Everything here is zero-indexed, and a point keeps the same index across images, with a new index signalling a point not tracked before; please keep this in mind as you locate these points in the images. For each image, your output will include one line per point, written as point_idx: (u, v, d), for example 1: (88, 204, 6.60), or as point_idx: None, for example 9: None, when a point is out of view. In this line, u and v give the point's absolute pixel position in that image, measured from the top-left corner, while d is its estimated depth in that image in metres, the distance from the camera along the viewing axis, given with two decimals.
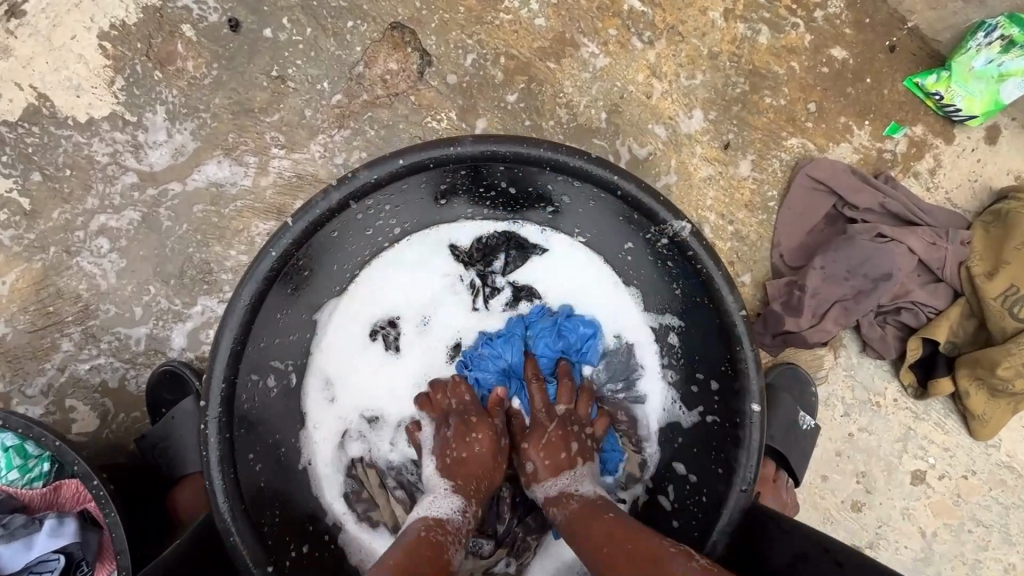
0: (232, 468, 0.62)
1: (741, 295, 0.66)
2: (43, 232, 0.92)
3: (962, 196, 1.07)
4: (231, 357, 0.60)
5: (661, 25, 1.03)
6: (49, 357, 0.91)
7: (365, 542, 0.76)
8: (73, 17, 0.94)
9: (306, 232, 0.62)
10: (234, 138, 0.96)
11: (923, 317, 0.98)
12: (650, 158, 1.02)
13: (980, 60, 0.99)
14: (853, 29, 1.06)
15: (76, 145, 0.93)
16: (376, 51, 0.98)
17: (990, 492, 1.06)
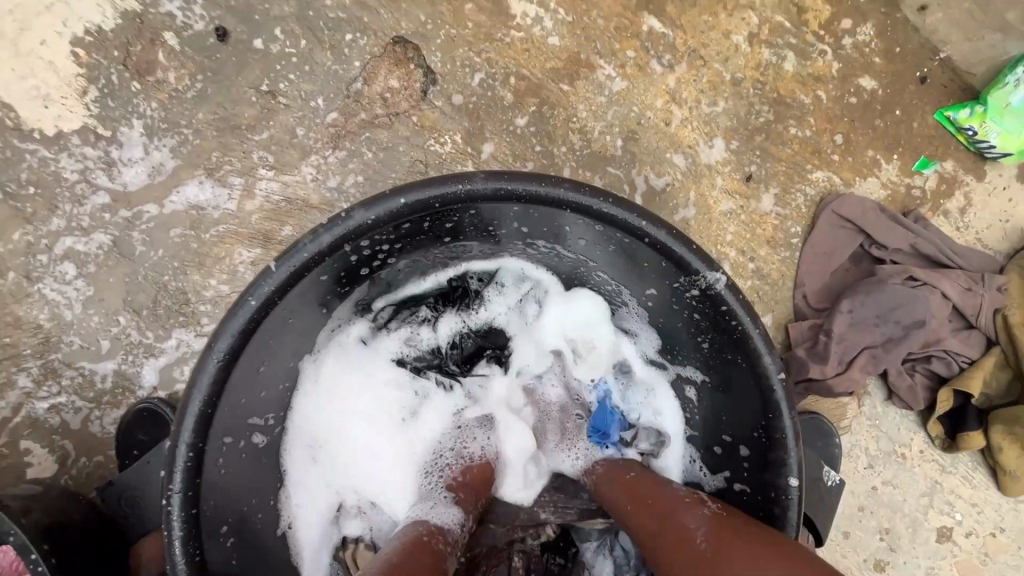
0: (197, 544, 0.54)
1: (780, 355, 0.59)
2: (1, 255, 0.83)
3: (994, 237, 1.02)
4: (201, 418, 0.53)
5: (681, 48, 0.96)
6: (3, 394, 0.82)
7: None
8: (44, 20, 0.86)
9: (291, 277, 0.55)
10: (218, 157, 0.88)
11: (954, 367, 0.92)
12: (667, 189, 0.95)
13: (1017, 96, 0.93)
14: (883, 57, 1.00)
15: (42, 161, 0.85)
16: (376, 67, 0.91)
17: (1018, 552, 1.00)
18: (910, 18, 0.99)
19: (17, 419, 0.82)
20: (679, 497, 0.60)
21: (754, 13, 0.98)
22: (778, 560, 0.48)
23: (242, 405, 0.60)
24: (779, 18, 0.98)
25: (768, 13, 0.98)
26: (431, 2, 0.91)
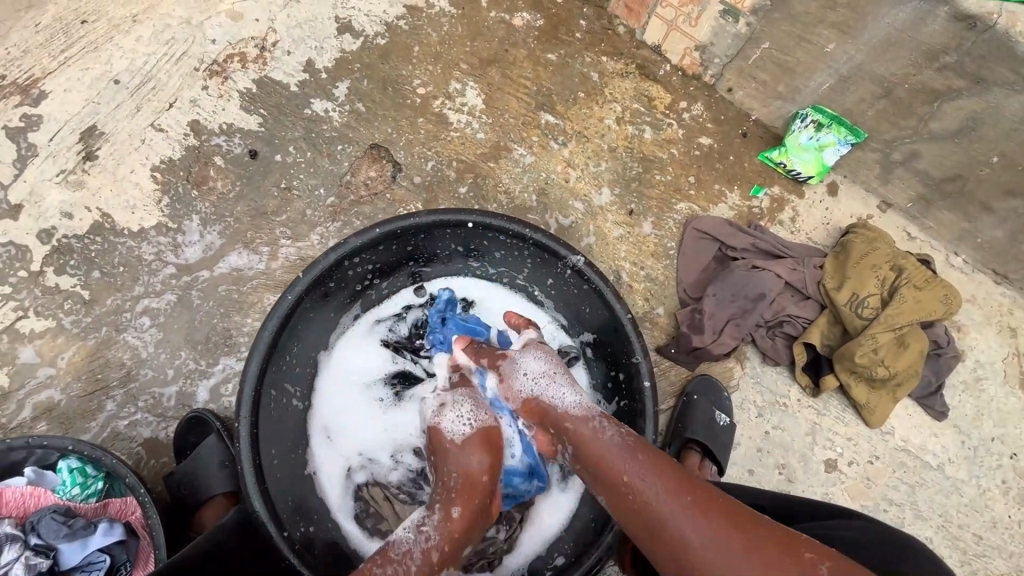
0: (256, 459, 0.83)
1: (625, 302, 0.94)
2: (98, 315, 1.17)
3: (820, 235, 1.39)
4: (257, 375, 0.85)
5: (570, 131, 1.39)
6: (95, 416, 1.11)
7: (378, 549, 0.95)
8: (134, 157, 1.27)
9: (309, 284, 0.90)
10: (252, 235, 1.24)
11: (799, 327, 1.25)
12: (573, 225, 1.33)
13: (803, 137, 1.36)
14: (713, 123, 1.43)
15: (129, 249, 1.21)
16: (359, 165, 1.32)
17: (895, 474, 1.25)
18: (725, 96, 1.43)
19: (105, 434, 1.10)
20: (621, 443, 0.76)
21: (618, 103, 1.42)
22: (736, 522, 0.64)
23: (280, 374, 0.91)
24: (636, 105, 1.42)
25: (627, 102, 1.42)
26: (394, 120, 1.35)
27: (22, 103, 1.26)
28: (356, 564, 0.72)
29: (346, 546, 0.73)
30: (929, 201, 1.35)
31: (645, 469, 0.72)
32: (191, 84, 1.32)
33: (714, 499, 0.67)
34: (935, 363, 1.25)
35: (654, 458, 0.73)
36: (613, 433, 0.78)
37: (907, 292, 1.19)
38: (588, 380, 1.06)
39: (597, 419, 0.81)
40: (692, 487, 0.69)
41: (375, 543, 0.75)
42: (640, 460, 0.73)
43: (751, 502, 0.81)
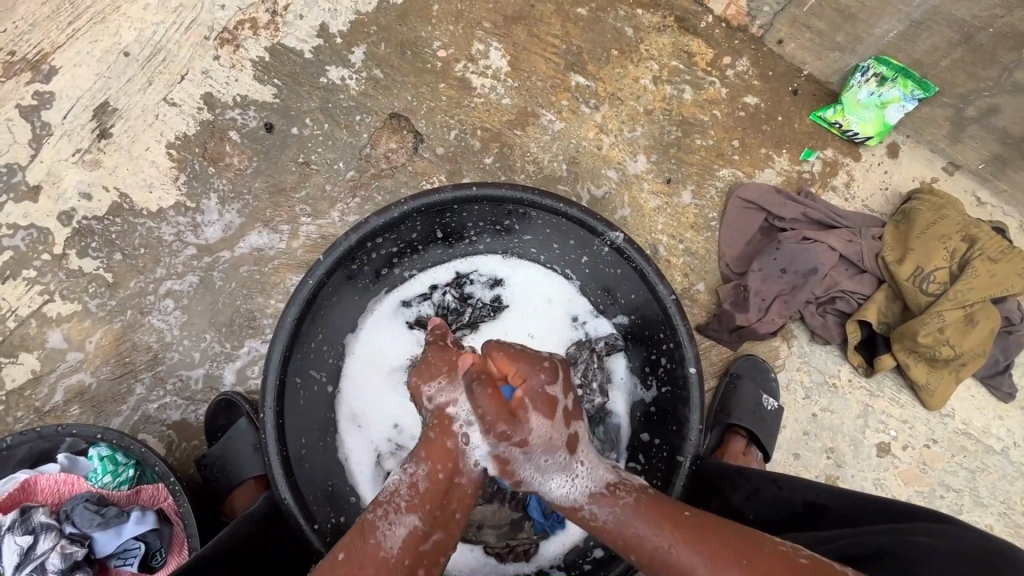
0: (283, 449, 0.80)
1: (669, 283, 0.86)
2: (123, 299, 1.15)
3: (877, 202, 1.27)
4: (279, 363, 0.81)
5: (603, 94, 1.29)
6: (126, 399, 1.11)
7: None
8: (149, 134, 1.22)
9: (329, 268, 0.84)
10: (271, 213, 1.20)
11: (854, 304, 1.15)
12: (606, 196, 1.24)
13: (863, 93, 1.22)
14: (760, 80, 1.30)
15: (149, 230, 1.18)
16: (379, 136, 1.25)
17: (953, 459, 1.17)
18: (774, 49, 1.30)
19: (136, 418, 1.10)
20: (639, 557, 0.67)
21: (655, 61, 1.30)
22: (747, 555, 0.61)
23: (305, 360, 0.87)
24: (675, 62, 1.30)
25: (665, 59, 1.30)
26: (414, 86, 1.26)
27: (32, 79, 1.22)
28: (399, 508, 0.70)
29: (390, 497, 0.71)
30: (1005, 161, 1.21)
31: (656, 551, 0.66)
32: (201, 55, 1.26)
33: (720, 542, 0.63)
34: (1005, 341, 1.15)
35: (661, 532, 0.66)
36: (607, 511, 0.71)
37: (981, 265, 1.08)
38: (625, 364, 1.00)
39: (586, 504, 0.73)
40: (702, 533, 0.65)
41: (422, 485, 0.72)
42: (657, 526, 0.67)
43: (812, 497, 0.75)
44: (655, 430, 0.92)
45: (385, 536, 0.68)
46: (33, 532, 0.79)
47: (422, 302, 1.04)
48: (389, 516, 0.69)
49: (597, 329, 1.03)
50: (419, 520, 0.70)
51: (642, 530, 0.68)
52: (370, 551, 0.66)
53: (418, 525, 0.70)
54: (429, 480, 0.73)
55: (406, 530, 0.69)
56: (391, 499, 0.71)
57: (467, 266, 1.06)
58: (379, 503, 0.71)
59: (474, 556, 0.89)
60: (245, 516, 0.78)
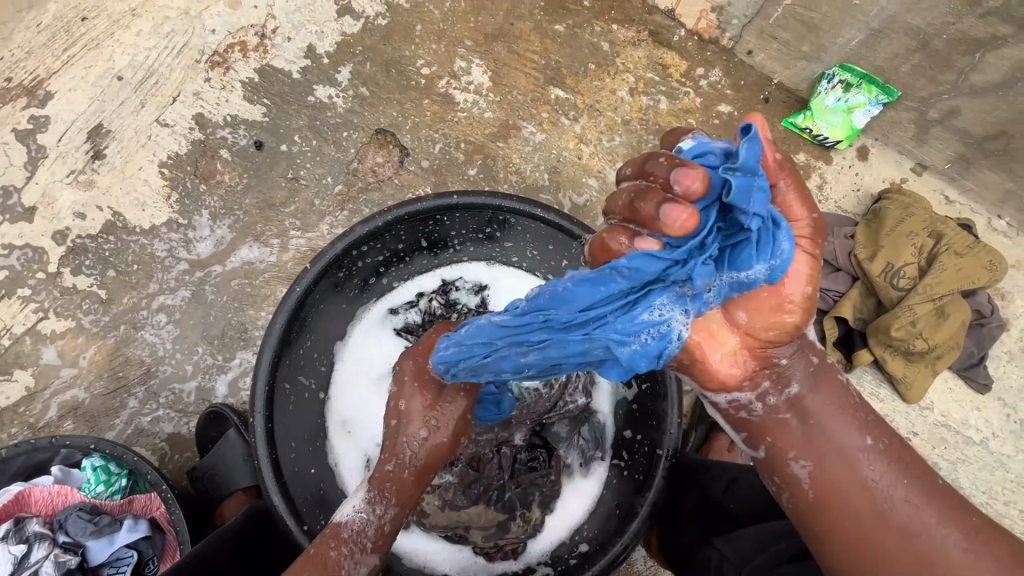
0: (273, 452, 0.83)
1: None
2: (116, 314, 1.17)
3: (850, 203, 1.31)
4: (269, 369, 0.83)
5: (581, 106, 1.33)
6: (119, 413, 1.12)
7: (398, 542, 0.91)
8: (141, 154, 1.26)
9: (317, 276, 0.87)
10: (261, 227, 1.23)
11: (830, 301, 1.19)
12: (587, 203, 1.28)
13: (830, 99, 1.28)
14: (732, 89, 1.36)
15: (142, 246, 1.21)
16: (366, 151, 1.29)
17: (934, 451, 1.19)
18: (745, 59, 1.36)
19: (129, 431, 1.12)
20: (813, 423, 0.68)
21: (631, 73, 1.35)
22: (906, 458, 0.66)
23: (294, 366, 0.90)
24: (650, 74, 1.35)
25: (641, 72, 1.36)
26: (400, 103, 1.31)
27: (28, 104, 1.26)
28: (365, 550, 0.70)
29: (356, 536, 0.71)
30: (969, 161, 1.26)
31: (869, 447, 0.66)
32: (193, 77, 1.30)
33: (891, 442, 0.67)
34: (978, 334, 1.19)
35: (860, 427, 0.67)
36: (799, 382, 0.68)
37: (947, 260, 1.12)
38: None
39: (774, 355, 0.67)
40: (880, 430, 0.68)
41: (388, 529, 0.73)
42: (864, 426, 0.68)
43: None
44: (637, 427, 0.93)
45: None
46: (27, 541, 0.81)
47: (408, 309, 1.06)
48: (355, 557, 0.69)
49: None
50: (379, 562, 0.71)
51: (838, 412, 0.68)
52: None
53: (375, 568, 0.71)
54: (394, 523, 0.74)
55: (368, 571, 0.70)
56: (360, 539, 0.71)
57: (451, 274, 1.08)
58: (341, 545, 0.70)
59: (463, 555, 0.92)
60: (220, 531, 0.78)
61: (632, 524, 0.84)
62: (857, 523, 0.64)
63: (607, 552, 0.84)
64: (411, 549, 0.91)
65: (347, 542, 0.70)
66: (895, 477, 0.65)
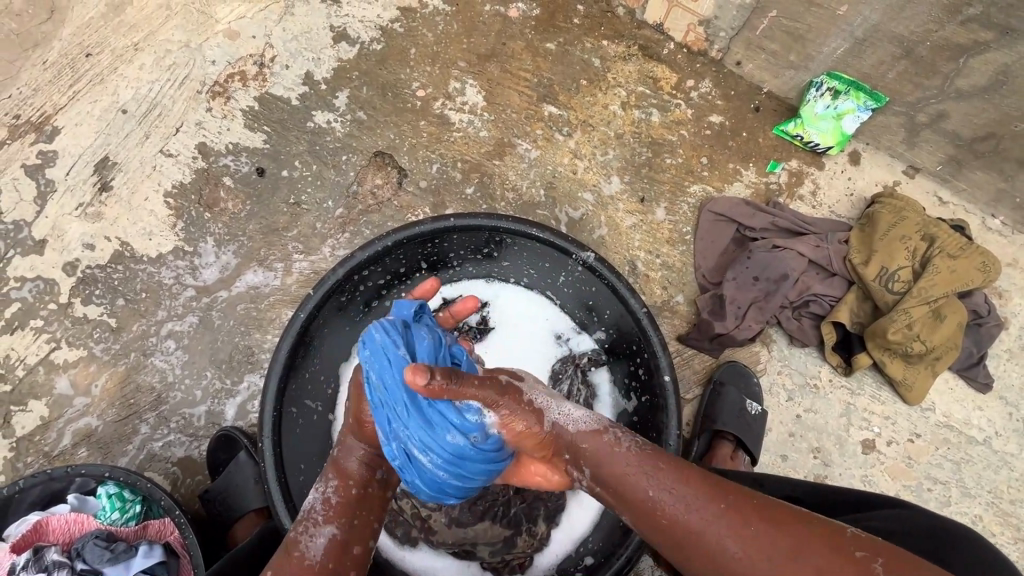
0: (282, 475, 0.85)
1: (640, 296, 0.92)
2: (126, 342, 1.20)
3: (844, 207, 1.33)
4: (276, 391, 0.86)
5: (575, 121, 1.36)
6: (131, 439, 1.15)
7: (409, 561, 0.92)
8: (147, 184, 1.29)
9: (321, 299, 0.90)
10: (265, 252, 1.26)
11: (827, 306, 1.20)
12: (584, 217, 1.30)
13: (819, 106, 1.30)
14: (723, 99, 1.38)
15: (150, 275, 1.24)
16: (365, 173, 1.31)
17: (938, 452, 1.20)
18: (734, 70, 1.38)
19: (142, 457, 1.14)
20: (648, 493, 0.65)
21: (622, 88, 1.38)
22: (765, 520, 0.60)
23: (301, 389, 0.92)
24: (641, 88, 1.38)
25: (632, 86, 1.38)
26: (397, 125, 1.34)
27: (37, 140, 1.30)
28: (319, 521, 0.70)
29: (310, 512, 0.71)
30: (960, 162, 1.27)
31: (662, 494, 0.64)
32: (195, 107, 1.34)
33: (730, 500, 0.62)
34: (976, 333, 1.19)
35: (652, 472, 0.66)
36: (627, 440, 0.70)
37: (941, 263, 1.13)
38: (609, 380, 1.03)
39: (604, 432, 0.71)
40: (709, 491, 0.63)
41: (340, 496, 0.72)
42: (653, 472, 0.66)
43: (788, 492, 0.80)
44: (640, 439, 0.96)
45: (308, 548, 0.68)
46: (46, 570, 0.82)
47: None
48: (309, 529, 0.69)
49: (580, 347, 1.06)
50: (337, 530, 0.69)
51: (635, 478, 0.66)
52: (292, 565, 0.66)
53: (337, 535, 0.69)
54: (342, 493, 0.73)
55: (326, 540, 0.69)
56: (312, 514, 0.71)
57: (451, 292, 1.09)
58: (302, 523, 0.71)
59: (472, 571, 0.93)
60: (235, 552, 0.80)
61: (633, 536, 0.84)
62: (703, 572, 0.60)
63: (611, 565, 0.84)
64: (421, 567, 0.92)
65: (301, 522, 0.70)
66: (703, 511, 0.62)
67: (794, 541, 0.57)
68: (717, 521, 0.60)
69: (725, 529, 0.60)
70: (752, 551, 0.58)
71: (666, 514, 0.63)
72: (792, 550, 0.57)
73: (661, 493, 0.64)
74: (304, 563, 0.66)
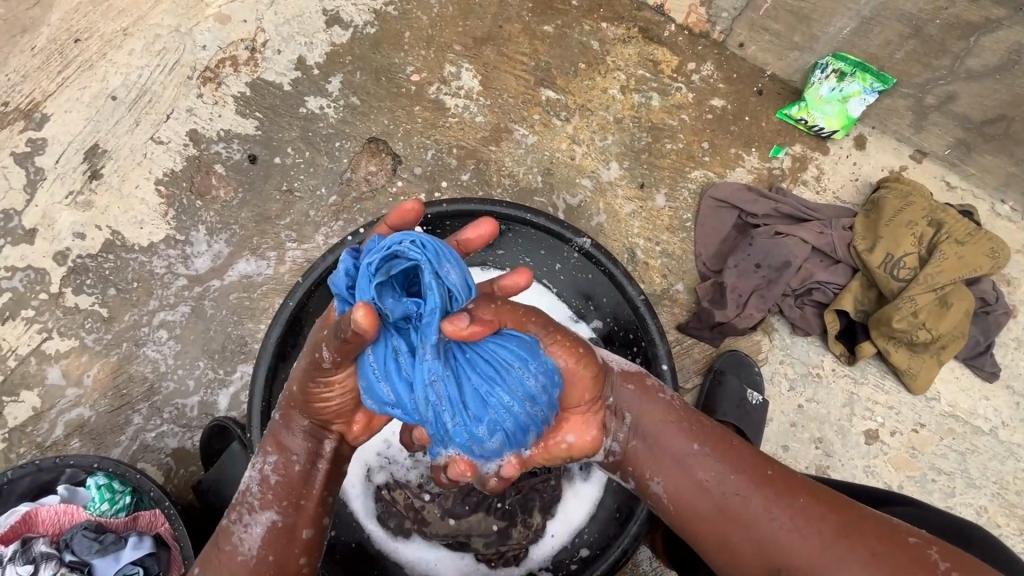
0: None
1: (638, 283, 0.90)
2: (118, 332, 1.19)
3: (848, 193, 1.30)
4: (265, 382, 0.84)
5: (573, 106, 1.33)
6: (124, 430, 1.14)
7: (402, 551, 0.92)
8: (137, 172, 1.27)
9: (311, 288, 0.88)
10: (258, 240, 1.24)
11: (830, 294, 1.17)
12: (582, 203, 1.28)
13: (824, 89, 1.26)
14: (725, 82, 1.34)
15: (141, 264, 1.22)
16: (359, 160, 1.29)
17: (943, 442, 1.18)
18: (736, 52, 1.34)
19: (135, 447, 1.13)
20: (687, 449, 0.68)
21: (622, 71, 1.35)
22: (805, 498, 0.63)
23: None
24: (641, 71, 1.35)
25: (632, 69, 1.35)
26: (390, 110, 1.31)
27: (26, 127, 1.28)
28: (254, 509, 0.68)
29: (244, 496, 0.69)
30: (969, 145, 1.24)
31: (699, 453, 0.67)
32: (186, 93, 1.31)
33: (773, 473, 0.65)
34: (983, 321, 1.17)
35: (689, 432, 0.69)
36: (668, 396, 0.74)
37: (949, 249, 1.10)
38: None
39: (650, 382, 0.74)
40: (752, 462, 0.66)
41: (273, 480, 0.69)
42: (695, 430, 0.70)
43: None
44: None
45: (241, 540, 0.67)
46: (33, 561, 0.82)
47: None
48: (242, 518, 0.68)
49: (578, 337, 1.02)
50: (277, 515, 0.68)
51: (677, 432, 0.69)
52: (229, 559, 0.66)
53: (276, 521, 0.68)
54: (280, 472, 0.69)
55: (261, 531, 0.68)
56: (245, 498, 0.69)
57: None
58: (240, 504, 0.69)
59: (466, 562, 0.92)
60: None
61: (631, 527, 0.83)
62: (731, 539, 0.63)
63: (607, 558, 0.83)
64: (414, 558, 0.91)
65: (238, 506, 0.69)
66: (744, 483, 0.64)
67: (838, 527, 0.60)
68: (755, 489, 0.64)
69: (765, 498, 0.63)
70: (790, 521, 0.61)
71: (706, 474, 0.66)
72: (832, 532, 0.59)
73: (702, 451, 0.67)
74: (236, 559, 0.66)
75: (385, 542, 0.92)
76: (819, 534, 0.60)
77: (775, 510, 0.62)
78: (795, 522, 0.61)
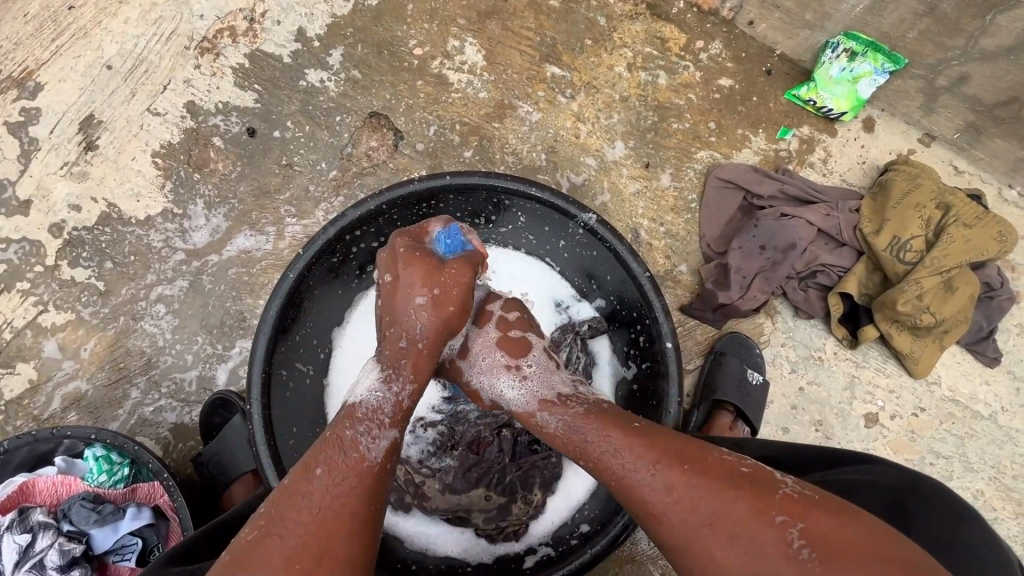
0: (271, 440, 0.82)
1: (643, 260, 0.88)
2: (115, 305, 1.17)
3: (855, 175, 1.28)
4: (264, 355, 0.82)
5: (578, 83, 1.30)
6: (122, 404, 1.13)
7: (400, 524, 0.91)
8: (134, 144, 1.25)
9: (310, 260, 0.86)
10: (257, 215, 1.22)
11: (835, 277, 1.16)
12: (586, 182, 1.26)
13: (834, 69, 1.24)
14: (733, 62, 1.32)
15: (138, 237, 1.21)
16: (360, 135, 1.27)
17: (942, 426, 1.18)
18: (746, 31, 1.32)
19: (132, 421, 1.12)
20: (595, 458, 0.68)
21: (628, 48, 1.32)
22: (696, 491, 0.60)
23: (290, 353, 0.89)
24: (648, 48, 1.32)
25: (639, 46, 1.32)
26: (392, 85, 1.29)
27: (19, 96, 1.25)
28: (382, 425, 0.73)
29: (373, 414, 0.73)
30: (979, 128, 1.22)
31: (608, 455, 0.67)
32: (183, 64, 1.28)
33: (678, 463, 0.63)
34: (987, 306, 1.16)
35: (597, 439, 0.69)
36: (558, 415, 0.77)
37: (956, 232, 1.09)
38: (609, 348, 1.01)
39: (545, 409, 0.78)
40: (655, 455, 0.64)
41: (404, 403, 0.76)
42: (598, 437, 0.70)
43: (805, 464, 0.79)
44: (639, 409, 0.92)
45: (368, 449, 0.70)
46: (31, 531, 0.81)
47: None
48: (372, 432, 0.71)
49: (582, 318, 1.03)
50: (399, 434, 0.74)
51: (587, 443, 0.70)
52: (350, 464, 0.67)
53: (398, 438, 0.74)
54: (406, 399, 0.77)
55: (388, 443, 0.72)
56: (376, 416, 0.73)
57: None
58: (359, 420, 0.72)
59: (466, 537, 0.91)
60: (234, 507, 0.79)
61: None
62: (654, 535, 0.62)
63: (605, 535, 0.82)
64: (413, 532, 0.90)
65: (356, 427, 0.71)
66: (647, 487, 0.62)
67: (733, 519, 0.56)
68: (654, 489, 0.62)
69: (658, 492, 0.61)
70: (697, 525, 0.58)
71: (614, 474, 0.66)
72: (720, 527, 0.57)
73: (608, 455, 0.67)
74: (366, 463, 0.68)
75: (384, 514, 0.91)
76: (716, 538, 0.56)
77: (677, 511, 0.60)
78: (694, 511, 0.59)
